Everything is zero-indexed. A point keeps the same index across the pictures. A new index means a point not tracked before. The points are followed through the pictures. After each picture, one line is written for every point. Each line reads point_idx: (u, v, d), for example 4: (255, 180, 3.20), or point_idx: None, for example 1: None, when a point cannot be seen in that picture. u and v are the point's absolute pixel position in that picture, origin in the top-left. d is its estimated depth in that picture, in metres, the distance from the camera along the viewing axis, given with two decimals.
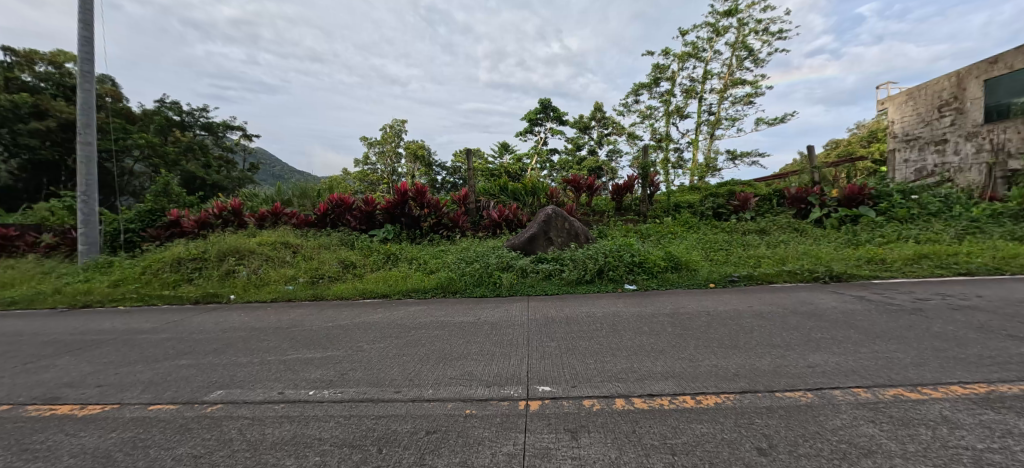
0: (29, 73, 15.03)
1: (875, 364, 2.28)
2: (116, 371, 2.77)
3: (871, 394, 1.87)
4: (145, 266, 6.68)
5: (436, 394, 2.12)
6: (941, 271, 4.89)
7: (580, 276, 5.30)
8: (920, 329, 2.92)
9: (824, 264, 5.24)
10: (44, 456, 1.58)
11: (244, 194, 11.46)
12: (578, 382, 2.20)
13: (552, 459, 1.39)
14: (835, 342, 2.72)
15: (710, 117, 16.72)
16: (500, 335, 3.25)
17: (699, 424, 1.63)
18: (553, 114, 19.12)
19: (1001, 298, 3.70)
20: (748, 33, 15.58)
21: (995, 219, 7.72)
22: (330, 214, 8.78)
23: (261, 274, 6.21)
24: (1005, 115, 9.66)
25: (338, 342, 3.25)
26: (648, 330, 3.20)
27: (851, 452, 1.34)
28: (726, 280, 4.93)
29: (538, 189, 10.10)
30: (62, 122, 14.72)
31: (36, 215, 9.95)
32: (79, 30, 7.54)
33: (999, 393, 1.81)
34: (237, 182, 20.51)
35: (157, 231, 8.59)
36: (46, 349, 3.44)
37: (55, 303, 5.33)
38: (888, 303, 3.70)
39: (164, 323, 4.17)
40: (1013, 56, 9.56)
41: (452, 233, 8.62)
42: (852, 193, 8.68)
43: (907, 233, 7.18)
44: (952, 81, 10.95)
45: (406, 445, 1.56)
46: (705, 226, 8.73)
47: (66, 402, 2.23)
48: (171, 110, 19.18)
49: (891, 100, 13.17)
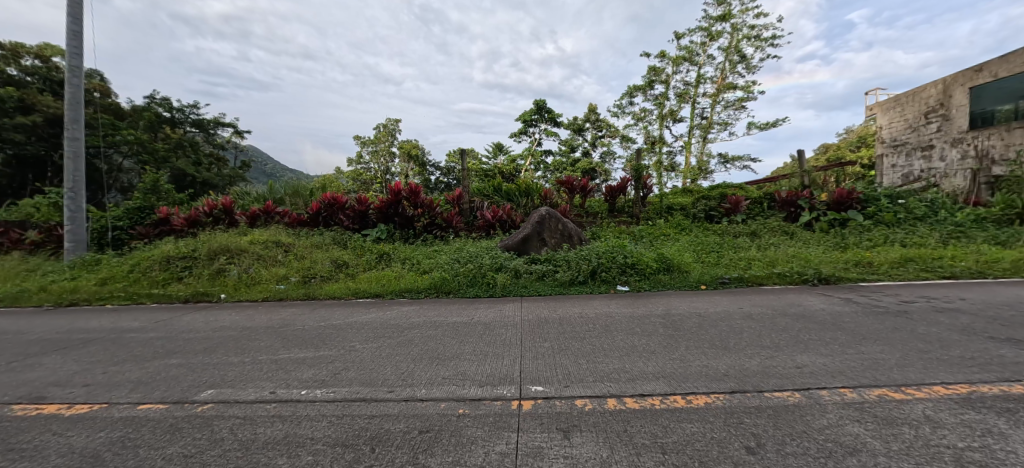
0: (14, 66, 14.66)
1: (862, 365, 2.34)
2: (104, 371, 2.72)
3: (857, 394, 1.91)
4: (134, 264, 6.57)
5: (428, 394, 2.12)
6: (926, 275, 5.01)
7: (573, 277, 5.33)
8: (906, 331, 2.99)
9: (812, 267, 5.33)
10: (30, 456, 1.55)
11: (235, 191, 11.32)
12: (570, 382, 2.21)
13: (544, 459, 1.40)
14: (823, 343, 2.77)
15: (703, 120, 16.75)
16: (494, 336, 3.26)
17: (688, 424, 1.65)
18: (548, 115, 19.11)
19: (983, 301, 3.81)
20: (741, 39, 15.74)
21: (979, 223, 7.94)
22: (323, 213, 8.71)
23: (252, 274, 6.13)
24: (989, 122, 9.91)
25: (331, 342, 3.22)
26: (639, 331, 3.23)
27: (837, 451, 1.37)
28: (717, 282, 4.99)
29: (531, 190, 10.06)
30: (49, 118, 14.47)
31: (20, 211, 9.67)
32: (68, 23, 7.37)
33: (980, 393, 1.86)
34: (228, 179, 20.24)
35: (146, 229, 8.48)
36: (32, 348, 3.36)
37: (40, 302, 5.21)
38: (875, 306, 3.77)
39: (154, 322, 4.11)
40: (998, 65, 9.80)
41: (446, 233, 8.59)
42: (842, 196, 8.79)
43: (894, 237, 7.33)
44: (939, 88, 11.20)
45: (399, 445, 1.56)
46: (696, 228, 8.84)
47: (52, 402, 2.19)
48: (161, 106, 18.92)
49: (879, 105, 13.41)
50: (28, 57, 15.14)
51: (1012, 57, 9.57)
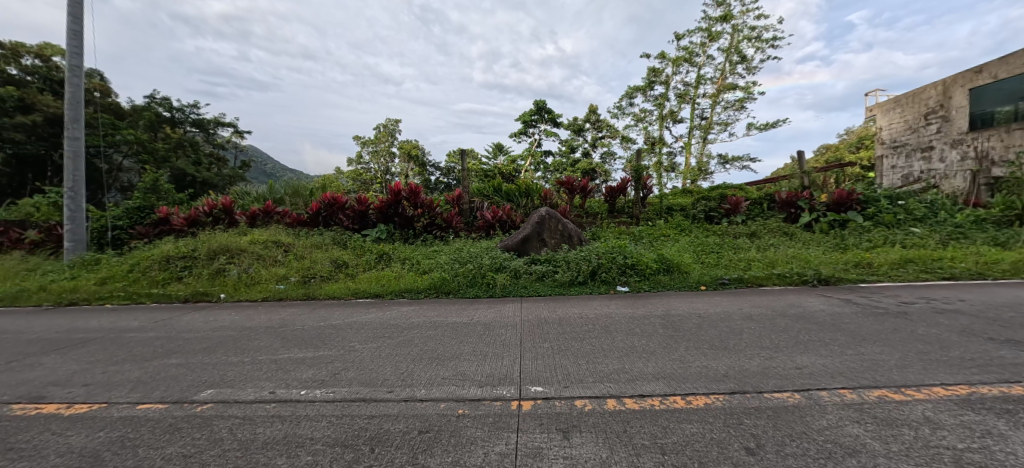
0: (14, 65, 14.65)
1: (861, 365, 2.34)
2: (103, 370, 2.71)
3: (856, 395, 1.91)
4: (134, 264, 6.56)
5: (428, 394, 2.12)
6: (926, 276, 5.02)
7: (573, 277, 5.33)
8: (905, 332, 2.99)
9: (812, 268, 5.33)
10: (30, 456, 1.55)
11: (235, 191, 11.31)
12: (569, 383, 2.22)
13: (544, 459, 1.40)
14: (822, 344, 2.77)
15: (703, 121, 16.72)
16: (494, 335, 3.27)
17: (688, 424, 1.65)
18: (548, 116, 19.12)
19: (983, 302, 3.82)
20: (741, 40, 15.74)
21: (978, 225, 7.95)
22: (323, 213, 8.71)
23: (252, 274, 6.13)
24: (989, 123, 9.93)
25: (331, 342, 3.23)
26: (639, 331, 3.24)
27: (837, 452, 1.37)
28: (716, 283, 4.99)
29: (531, 190, 10.06)
30: (49, 117, 14.47)
31: (19, 211, 9.65)
32: (67, 23, 7.38)
33: (980, 394, 1.86)
34: (228, 179, 20.25)
35: (146, 229, 8.48)
36: (31, 347, 3.36)
37: (39, 302, 5.20)
38: (875, 307, 3.77)
39: (153, 322, 4.11)
40: (998, 66, 9.82)
41: (446, 233, 8.58)
42: (841, 197, 8.77)
43: (894, 238, 7.34)
44: (939, 89, 11.22)
45: (399, 445, 1.56)
46: (696, 229, 8.85)
47: (52, 401, 2.19)
48: (161, 105, 18.92)
49: (878, 106, 13.44)
50: (28, 57, 15.14)
51: (1011, 58, 9.59)
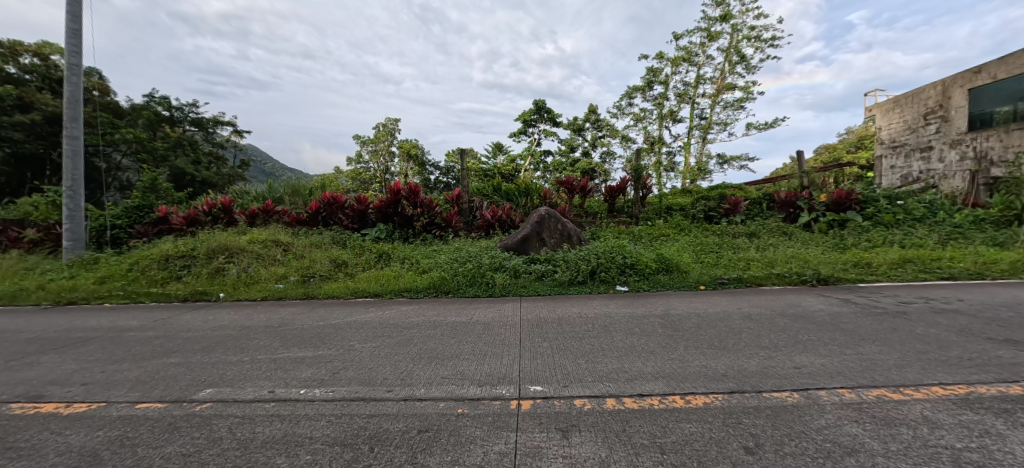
0: (13, 64, 14.63)
1: (860, 365, 2.35)
2: (102, 369, 2.71)
3: (855, 395, 1.92)
4: (133, 263, 6.56)
5: (427, 393, 2.11)
6: (925, 275, 5.03)
7: (572, 277, 5.34)
8: (904, 331, 3.00)
9: (811, 267, 5.33)
10: (29, 455, 1.55)
11: (234, 191, 11.28)
12: (569, 382, 2.21)
13: (543, 458, 1.40)
14: (822, 344, 2.77)
15: (702, 121, 16.66)
16: (493, 335, 3.26)
17: (688, 424, 1.65)
18: (547, 115, 19.11)
19: (981, 302, 3.82)
20: (741, 39, 15.73)
21: (977, 225, 7.95)
22: (322, 213, 8.71)
23: (251, 273, 6.12)
24: (988, 123, 9.95)
25: (330, 341, 3.22)
26: (638, 331, 3.24)
27: (835, 451, 1.37)
28: (716, 283, 5.00)
29: (531, 190, 10.02)
30: (47, 116, 14.46)
31: (17, 210, 9.63)
32: (66, 22, 7.36)
33: (978, 394, 1.87)
34: (226, 178, 20.21)
35: (145, 228, 8.48)
36: (30, 346, 3.35)
37: (38, 301, 5.20)
38: (874, 307, 3.78)
39: (152, 321, 4.10)
40: (997, 67, 9.83)
41: (446, 233, 8.56)
42: (841, 197, 8.78)
43: (893, 238, 7.36)
44: (938, 90, 11.27)
45: (398, 444, 1.56)
46: (696, 229, 8.84)
47: (50, 400, 2.18)
48: (160, 104, 18.89)
49: (878, 107, 13.48)
50: (27, 56, 15.12)
51: (1010, 58, 9.61)
